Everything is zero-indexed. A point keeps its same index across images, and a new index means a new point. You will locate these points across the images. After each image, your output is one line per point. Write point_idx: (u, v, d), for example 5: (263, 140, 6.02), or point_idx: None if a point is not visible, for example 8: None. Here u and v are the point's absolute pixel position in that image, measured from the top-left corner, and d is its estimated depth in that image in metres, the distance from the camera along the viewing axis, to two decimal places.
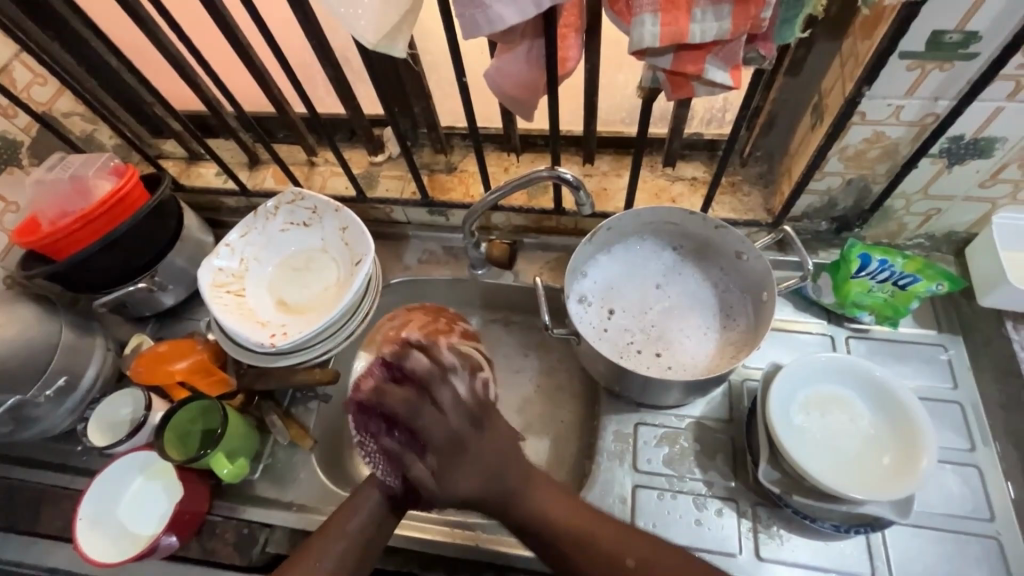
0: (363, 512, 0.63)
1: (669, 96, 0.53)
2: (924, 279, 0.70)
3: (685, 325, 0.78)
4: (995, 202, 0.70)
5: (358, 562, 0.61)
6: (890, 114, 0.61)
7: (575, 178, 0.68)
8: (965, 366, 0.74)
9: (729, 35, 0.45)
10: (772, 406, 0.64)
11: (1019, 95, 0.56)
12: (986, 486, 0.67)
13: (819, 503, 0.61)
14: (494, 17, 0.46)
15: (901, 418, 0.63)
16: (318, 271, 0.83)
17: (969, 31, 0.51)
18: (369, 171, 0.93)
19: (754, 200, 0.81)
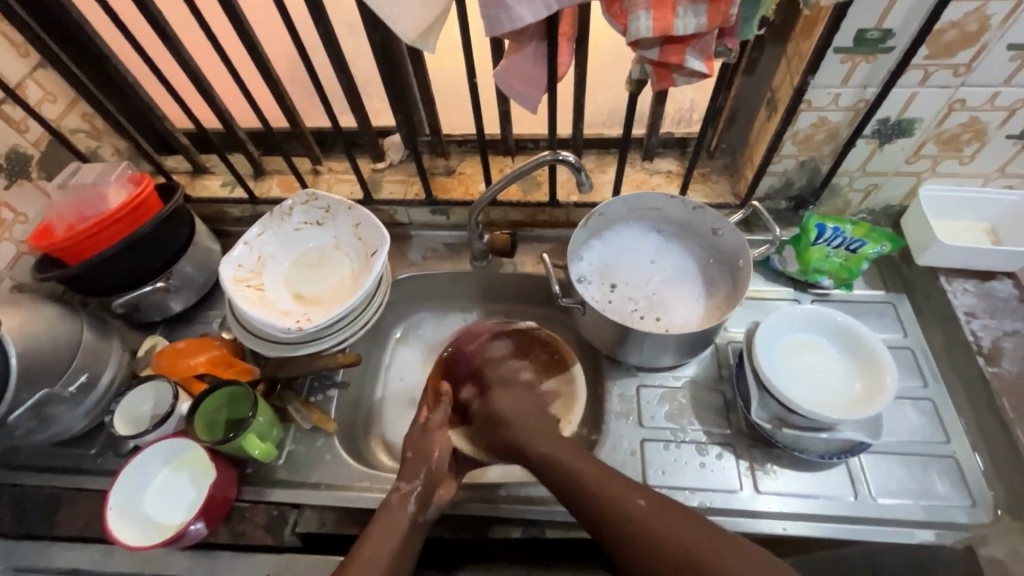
0: (393, 531, 0.67)
1: (654, 86, 0.64)
2: (870, 242, 0.83)
3: (674, 296, 0.86)
4: (919, 175, 0.84)
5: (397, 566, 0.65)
6: (831, 101, 0.73)
7: (576, 160, 0.76)
8: (911, 316, 0.86)
9: (705, 29, 0.55)
10: (757, 353, 0.73)
11: (927, 81, 0.70)
12: (940, 413, 0.77)
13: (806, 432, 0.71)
14: (515, 17, 0.55)
15: (864, 351, 0.73)
16: (332, 266, 0.88)
17: (885, 29, 0.65)
18: (373, 177, 1.00)
19: (722, 187, 0.93)
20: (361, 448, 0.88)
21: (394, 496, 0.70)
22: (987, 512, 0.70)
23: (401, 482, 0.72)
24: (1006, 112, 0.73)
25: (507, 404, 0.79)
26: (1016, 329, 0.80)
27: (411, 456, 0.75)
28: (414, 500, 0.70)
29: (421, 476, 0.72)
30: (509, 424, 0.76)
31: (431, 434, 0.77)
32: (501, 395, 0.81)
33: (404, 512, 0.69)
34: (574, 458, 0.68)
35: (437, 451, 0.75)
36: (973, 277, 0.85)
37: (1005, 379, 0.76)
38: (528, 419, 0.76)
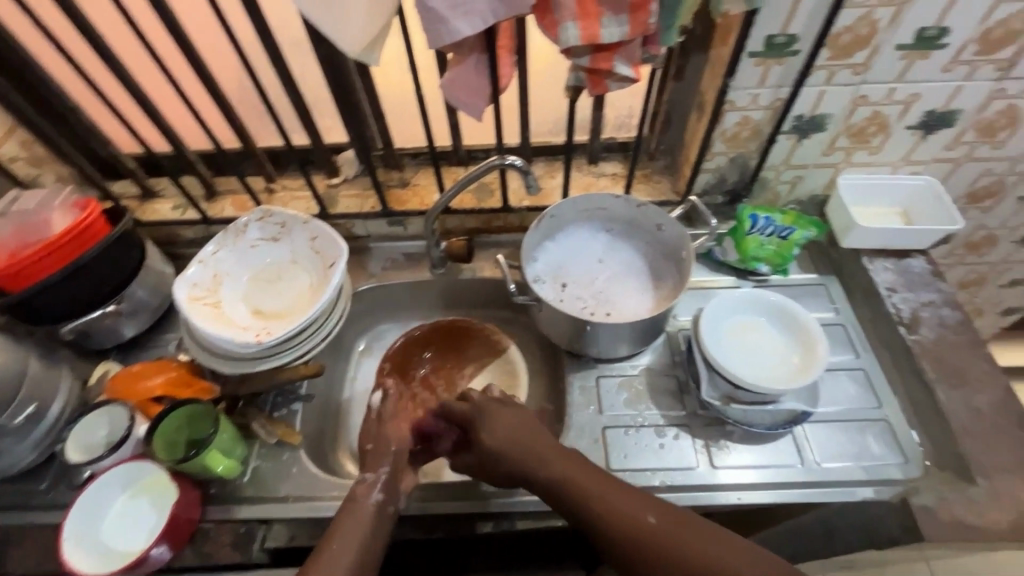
0: (359, 529, 0.66)
1: (590, 91, 0.69)
2: (798, 229, 0.90)
3: (625, 289, 0.92)
4: (836, 166, 0.92)
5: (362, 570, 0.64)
6: (751, 101, 0.80)
7: (523, 164, 0.80)
8: (841, 295, 0.93)
9: (629, 37, 0.60)
10: (701, 336, 0.78)
11: (832, 80, 0.78)
12: (872, 381, 0.83)
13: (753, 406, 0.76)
14: (453, 30, 0.59)
15: (799, 327, 0.79)
16: (290, 280, 0.88)
17: (790, 34, 0.72)
18: (328, 192, 1.01)
19: (664, 186, 0.99)
20: (330, 461, 0.88)
21: (361, 487, 0.70)
22: (918, 467, 0.75)
23: (366, 471, 0.72)
24: (902, 105, 0.81)
25: (492, 435, 0.71)
26: (931, 299, 0.87)
27: (371, 446, 0.77)
28: (381, 489, 0.70)
29: (386, 466, 0.73)
30: (503, 458, 0.69)
31: (382, 429, 0.79)
32: (482, 426, 0.72)
33: (371, 505, 0.69)
34: (582, 476, 0.65)
35: (389, 443, 0.76)
36: (891, 256, 0.93)
37: (925, 345, 0.82)
38: (524, 450, 0.69)
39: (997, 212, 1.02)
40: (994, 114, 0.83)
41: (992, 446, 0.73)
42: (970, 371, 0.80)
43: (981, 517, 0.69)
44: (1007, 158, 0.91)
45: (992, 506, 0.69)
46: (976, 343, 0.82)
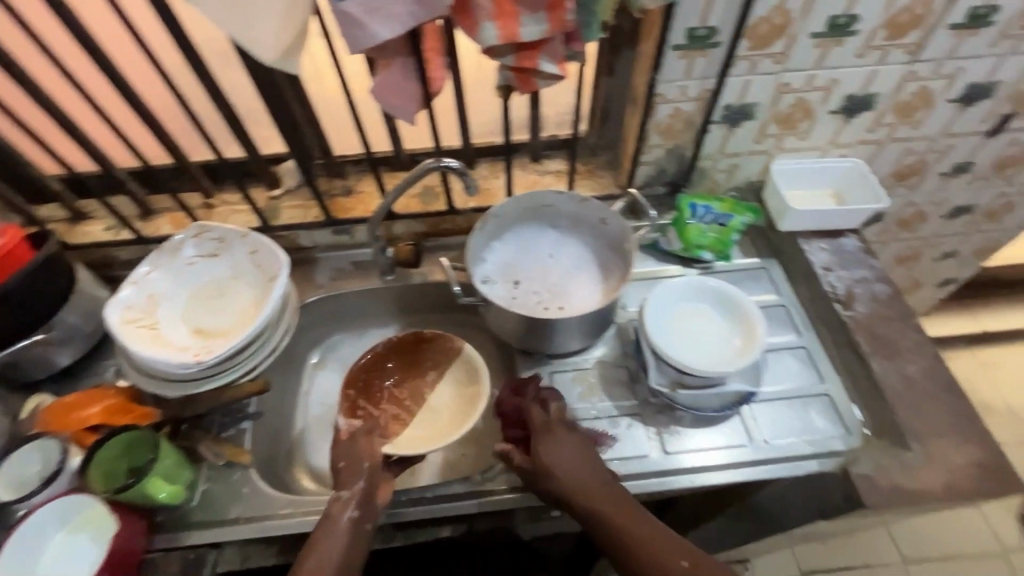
0: (337, 541, 0.66)
1: (518, 90, 0.70)
2: (736, 215, 0.93)
3: (574, 283, 0.92)
4: (768, 152, 0.95)
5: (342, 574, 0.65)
6: (680, 93, 0.82)
7: (460, 166, 0.80)
8: (782, 277, 0.97)
9: (548, 34, 0.61)
10: (648, 327, 0.79)
11: (755, 70, 0.80)
12: (813, 358, 0.86)
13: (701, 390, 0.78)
14: (371, 34, 0.59)
15: (741, 311, 0.82)
16: (232, 297, 0.86)
17: (710, 26, 0.74)
18: (270, 205, 0.99)
19: (607, 180, 1.01)
20: (284, 480, 0.86)
21: (334, 504, 0.69)
22: (858, 437, 0.78)
23: (341, 489, 0.70)
24: (823, 91, 0.85)
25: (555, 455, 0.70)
26: (864, 276, 0.91)
27: (344, 466, 0.73)
28: (355, 506, 0.69)
29: (361, 482, 0.71)
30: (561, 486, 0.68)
31: (352, 442, 0.75)
32: (548, 440, 0.72)
33: (350, 523, 0.67)
34: (629, 516, 0.66)
35: (365, 455, 0.73)
36: (825, 236, 0.96)
37: (859, 320, 0.86)
38: (586, 482, 0.68)
39: (922, 188, 1.07)
40: (909, 96, 0.87)
41: (923, 412, 0.76)
42: (902, 342, 0.83)
43: (916, 480, 0.71)
44: (925, 137, 0.95)
45: (926, 469, 0.72)
46: (905, 314, 0.86)
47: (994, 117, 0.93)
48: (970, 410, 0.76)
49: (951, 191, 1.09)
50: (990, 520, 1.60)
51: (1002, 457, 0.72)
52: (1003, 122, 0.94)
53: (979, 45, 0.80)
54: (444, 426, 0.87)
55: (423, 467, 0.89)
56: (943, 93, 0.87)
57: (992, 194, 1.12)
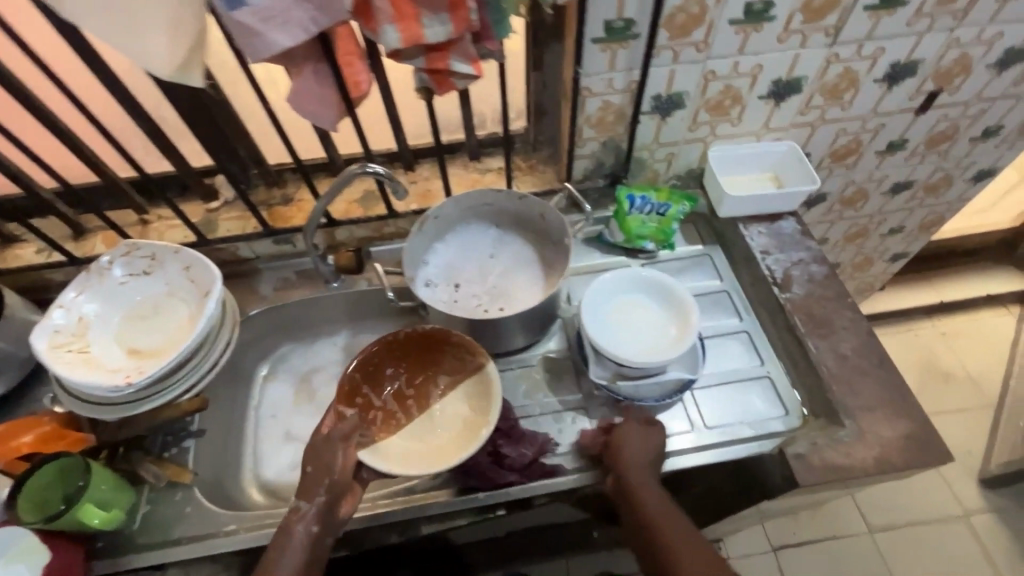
0: (290, 552, 0.67)
1: (436, 92, 0.69)
2: (673, 204, 0.94)
3: (517, 281, 0.93)
4: (704, 140, 0.96)
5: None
6: (607, 85, 0.82)
7: (386, 172, 0.76)
8: (724, 263, 0.98)
9: (454, 34, 0.60)
10: (586, 324, 0.79)
11: (678, 59, 0.80)
12: (755, 342, 0.88)
13: (639, 381, 0.80)
14: (269, 42, 0.58)
15: (674, 298, 0.82)
16: (168, 314, 0.85)
17: (626, 19, 0.73)
18: (207, 218, 0.98)
19: (548, 176, 1.01)
20: (234, 496, 0.85)
21: (292, 516, 0.68)
22: (797, 417, 0.80)
23: (300, 499, 0.70)
24: (750, 77, 0.85)
25: (635, 449, 0.74)
26: (801, 258, 0.92)
27: (311, 471, 0.72)
28: (313, 520, 0.69)
29: (321, 493, 0.70)
30: (637, 481, 0.71)
31: (322, 449, 0.73)
32: (626, 431, 0.76)
33: (307, 536, 0.68)
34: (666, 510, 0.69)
35: (331, 463, 0.72)
36: (765, 220, 0.97)
37: (796, 301, 0.87)
38: (648, 472, 0.72)
39: (860, 167, 1.09)
40: (835, 77, 0.88)
41: (856, 389, 0.78)
42: (837, 321, 0.84)
43: (849, 456, 0.73)
44: (856, 117, 0.97)
45: (858, 445, 0.73)
46: (841, 294, 0.87)
47: (921, 95, 0.94)
48: (901, 384, 0.78)
49: (889, 168, 1.11)
50: (953, 486, 1.64)
51: (931, 429, 0.74)
52: (930, 99, 0.96)
53: (897, 25, 0.81)
54: (429, 444, 0.82)
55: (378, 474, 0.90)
56: (868, 73, 0.88)
57: (929, 169, 1.14)
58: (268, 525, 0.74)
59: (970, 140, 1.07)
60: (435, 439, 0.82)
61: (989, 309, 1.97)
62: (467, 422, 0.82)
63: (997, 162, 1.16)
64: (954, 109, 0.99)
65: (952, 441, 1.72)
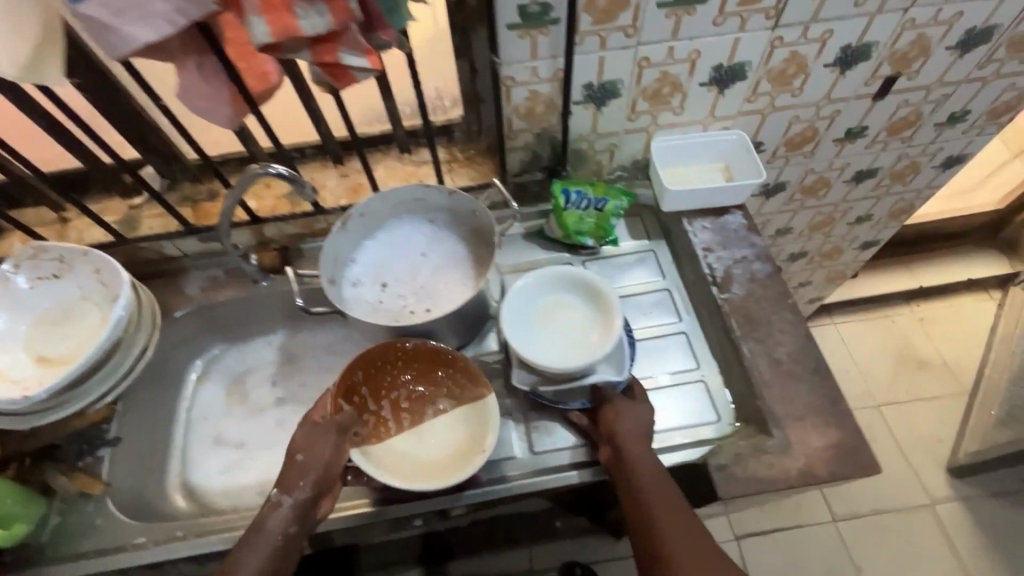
0: (262, 547, 0.67)
1: (336, 86, 0.64)
2: (611, 199, 0.88)
3: (447, 281, 0.90)
4: (646, 130, 0.90)
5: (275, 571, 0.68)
6: (531, 74, 0.77)
7: (289, 174, 0.72)
8: (668, 260, 0.93)
9: (334, 26, 0.55)
10: (508, 332, 0.76)
11: (606, 45, 0.75)
12: (691, 344, 0.85)
13: (562, 387, 0.76)
14: (126, 37, 0.53)
15: (599, 296, 0.79)
16: (80, 319, 0.82)
17: (542, 3, 0.68)
18: (129, 215, 0.94)
19: (486, 168, 0.97)
20: (156, 504, 0.84)
21: (271, 511, 0.69)
22: (728, 424, 0.78)
23: (281, 489, 0.70)
24: (688, 63, 0.80)
25: (630, 423, 0.73)
26: (744, 255, 0.88)
27: (301, 460, 0.72)
28: (290, 514, 0.69)
29: (305, 485, 0.71)
30: (631, 455, 0.71)
31: (316, 442, 0.73)
32: (615, 406, 0.75)
33: (281, 532, 0.68)
34: (659, 482, 0.69)
35: (319, 458, 0.72)
36: (710, 215, 0.92)
37: (734, 302, 0.83)
38: (639, 446, 0.72)
39: (819, 155, 1.04)
40: (781, 62, 0.82)
41: (789, 397, 0.75)
42: (775, 323, 0.81)
43: (774, 468, 0.70)
44: (809, 104, 0.91)
45: (784, 456, 0.70)
46: (782, 294, 0.84)
47: (878, 79, 0.88)
48: (835, 392, 0.75)
49: (850, 156, 1.06)
50: (920, 475, 1.62)
51: (860, 439, 0.71)
52: (888, 84, 0.90)
53: (844, 6, 0.75)
54: (421, 461, 0.76)
55: None
56: (817, 58, 0.82)
57: (893, 156, 1.09)
58: (176, 539, 0.72)
59: (935, 125, 1.02)
60: (428, 456, 0.77)
61: (969, 294, 1.93)
62: (461, 449, 0.76)
63: (966, 148, 1.11)
64: (915, 94, 0.93)
65: (923, 429, 1.70)
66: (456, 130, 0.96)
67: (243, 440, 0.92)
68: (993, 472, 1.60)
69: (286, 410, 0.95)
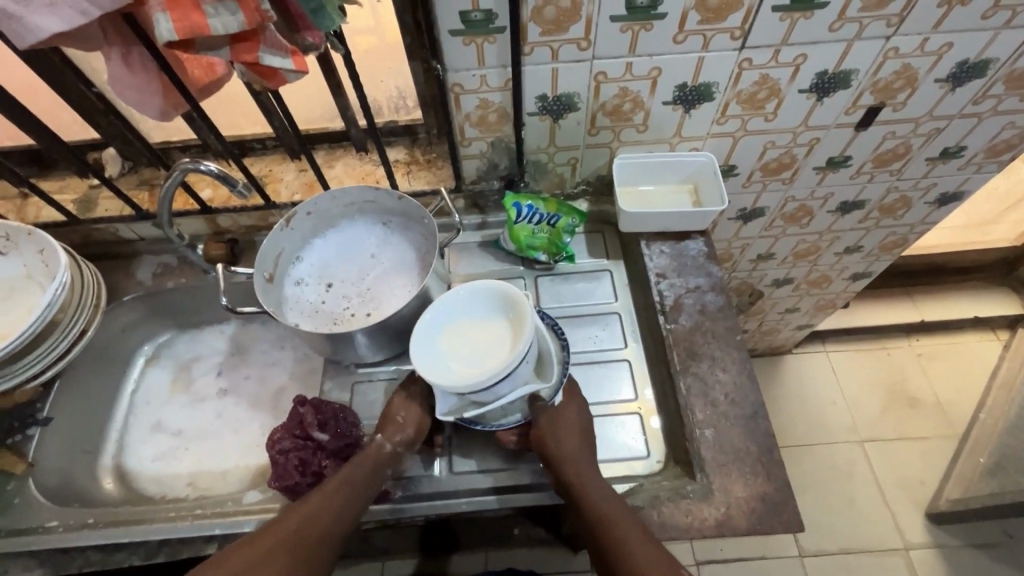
0: (350, 482, 0.69)
1: (267, 85, 0.61)
2: (564, 215, 0.86)
3: (391, 286, 0.87)
4: (609, 146, 0.87)
5: (354, 514, 0.68)
6: (481, 83, 0.74)
7: (220, 173, 0.71)
8: (623, 282, 0.90)
9: (248, 26, 0.53)
10: (415, 352, 0.71)
11: (559, 57, 0.71)
12: (633, 373, 0.82)
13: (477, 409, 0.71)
14: (32, 27, 0.51)
15: (504, 296, 0.74)
16: (22, 297, 0.83)
17: (484, 10, 0.65)
18: (87, 195, 0.93)
19: (446, 172, 0.94)
20: (82, 488, 0.85)
21: (371, 446, 0.72)
22: (659, 461, 0.76)
23: (382, 433, 0.74)
24: (648, 80, 0.75)
25: (564, 443, 0.70)
26: (699, 285, 0.84)
27: (400, 417, 0.75)
28: (384, 456, 0.72)
29: (402, 435, 0.74)
30: (572, 472, 0.68)
31: (412, 405, 0.77)
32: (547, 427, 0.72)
33: (376, 469, 0.71)
34: (607, 495, 0.66)
35: (415, 418, 0.76)
36: (669, 239, 0.88)
37: (679, 334, 0.79)
38: (582, 459, 0.69)
39: (799, 183, 0.98)
40: (750, 85, 0.77)
41: (719, 441, 0.72)
42: (719, 360, 0.77)
43: (689, 515, 0.68)
44: (785, 130, 0.86)
45: (702, 504, 0.69)
46: (732, 330, 0.79)
47: (860, 109, 0.83)
48: (768, 438, 0.71)
49: (833, 186, 1.00)
50: (896, 518, 1.57)
51: (785, 493, 0.68)
52: (871, 115, 0.84)
53: (817, 30, 0.70)
54: None
55: (237, 473, 0.89)
56: (791, 83, 0.77)
57: (882, 189, 1.02)
58: (86, 525, 0.76)
59: (927, 160, 0.95)
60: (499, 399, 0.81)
61: (975, 334, 1.83)
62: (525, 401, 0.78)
63: (963, 186, 1.04)
64: (902, 126, 0.87)
65: (905, 470, 1.64)
66: (419, 131, 0.93)
67: (180, 428, 0.93)
68: (973, 523, 1.54)
69: (228, 402, 0.95)
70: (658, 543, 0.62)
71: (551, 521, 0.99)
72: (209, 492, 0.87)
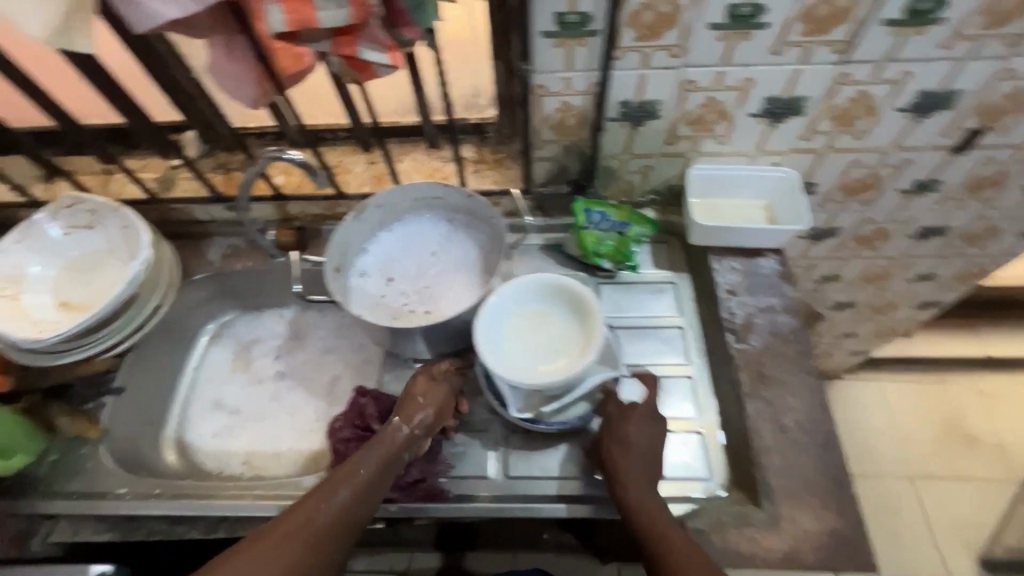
0: (364, 469, 0.68)
1: (359, 79, 0.62)
2: (633, 224, 0.85)
3: (452, 284, 0.87)
4: (686, 156, 0.84)
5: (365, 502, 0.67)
6: (565, 85, 0.73)
7: (303, 162, 0.72)
8: (689, 296, 0.88)
9: (353, 20, 0.53)
10: (486, 354, 0.70)
11: (649, 64, 0.70)
12: (696, 391, 0.80)
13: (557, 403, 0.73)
14: (152, 13, 0.53)
15: (558, 288, 0.75)
16: (104, 270, 0.86)
17: (580, 12, 0.64)
18: (166, 175, 0.96)
19: (514, 172, 0.93)
20: (146, 457, 0.88)
21: (389, 431, 0.72)
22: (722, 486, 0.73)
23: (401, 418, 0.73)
24: (738, 91, 0.73)
25: (627, 445, 0.70)
26: (771, 305, 0.81)
27: (421, 399, 0.75)
28: (402, 442, 0.71)
29: (419, 419, 0.73)
30: (630, 474, 0.68)
31: (437, 387, 0.76)
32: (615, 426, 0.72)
33: (393, 455, 0.70)
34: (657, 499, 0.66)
35: (436, 402, 0.75)
36: (741, 255, 0.85)
37: (749, 354, 0.77)
38: (642, 462, 0.69)
39: (880, 205, 0.94)
40: (845, 101, 0.74)
41: (788, 469, 0.69)
42: (789, 385, 0.74)
43: (754, 544, 0.66)
44: (874, 150, 0.82)
45: (768, 533, 0.66)
46: (804, 355, 0.76)
47: (959, 132, 0.78)
48: (840, 471, 0.69)
49: (916, 211, 0.95)
50: (945, 560, 1.50)
51: (858, 531, 0.65)
52: (971, 138, 0.79)
53: (926, 47, 0.66)
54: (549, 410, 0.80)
55: (291, 456, 0.90)
56: (889, 100, 0.74)
57: (968, 217, 0.97)
58: (153, 495, 0.78)
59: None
60: None
61: None
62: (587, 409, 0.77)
63: None
64: (1003, 151, 0.82)
65: (959, 511, 1.56)
66: (489, 130, 0.93)
67: (239, 407, 0.95)
68: None
69: (284, 385, 0.96)
70: (695, 552, 0.62)
71: (590, 531, 0.98)
72: (264, 472, 0.89)
